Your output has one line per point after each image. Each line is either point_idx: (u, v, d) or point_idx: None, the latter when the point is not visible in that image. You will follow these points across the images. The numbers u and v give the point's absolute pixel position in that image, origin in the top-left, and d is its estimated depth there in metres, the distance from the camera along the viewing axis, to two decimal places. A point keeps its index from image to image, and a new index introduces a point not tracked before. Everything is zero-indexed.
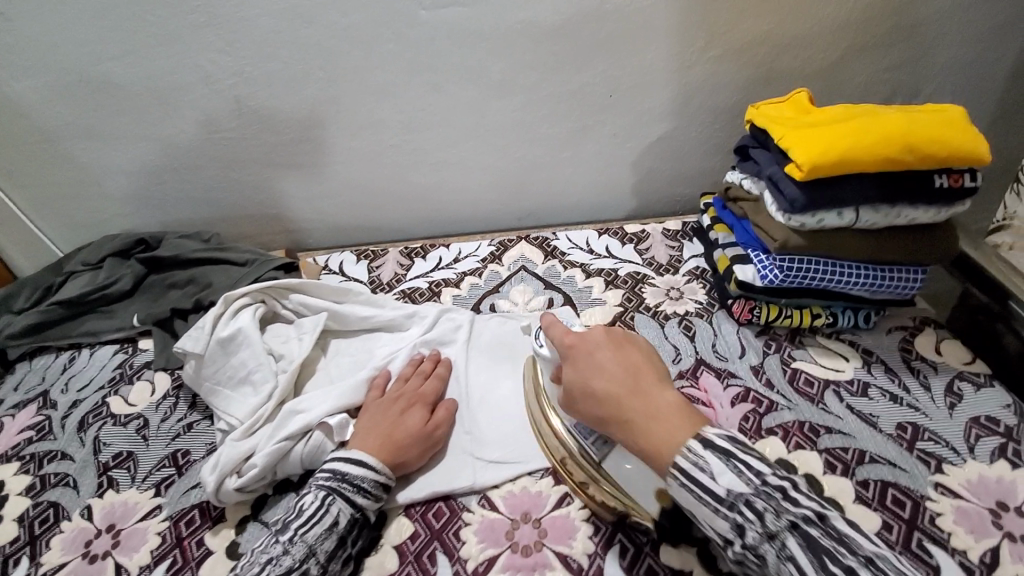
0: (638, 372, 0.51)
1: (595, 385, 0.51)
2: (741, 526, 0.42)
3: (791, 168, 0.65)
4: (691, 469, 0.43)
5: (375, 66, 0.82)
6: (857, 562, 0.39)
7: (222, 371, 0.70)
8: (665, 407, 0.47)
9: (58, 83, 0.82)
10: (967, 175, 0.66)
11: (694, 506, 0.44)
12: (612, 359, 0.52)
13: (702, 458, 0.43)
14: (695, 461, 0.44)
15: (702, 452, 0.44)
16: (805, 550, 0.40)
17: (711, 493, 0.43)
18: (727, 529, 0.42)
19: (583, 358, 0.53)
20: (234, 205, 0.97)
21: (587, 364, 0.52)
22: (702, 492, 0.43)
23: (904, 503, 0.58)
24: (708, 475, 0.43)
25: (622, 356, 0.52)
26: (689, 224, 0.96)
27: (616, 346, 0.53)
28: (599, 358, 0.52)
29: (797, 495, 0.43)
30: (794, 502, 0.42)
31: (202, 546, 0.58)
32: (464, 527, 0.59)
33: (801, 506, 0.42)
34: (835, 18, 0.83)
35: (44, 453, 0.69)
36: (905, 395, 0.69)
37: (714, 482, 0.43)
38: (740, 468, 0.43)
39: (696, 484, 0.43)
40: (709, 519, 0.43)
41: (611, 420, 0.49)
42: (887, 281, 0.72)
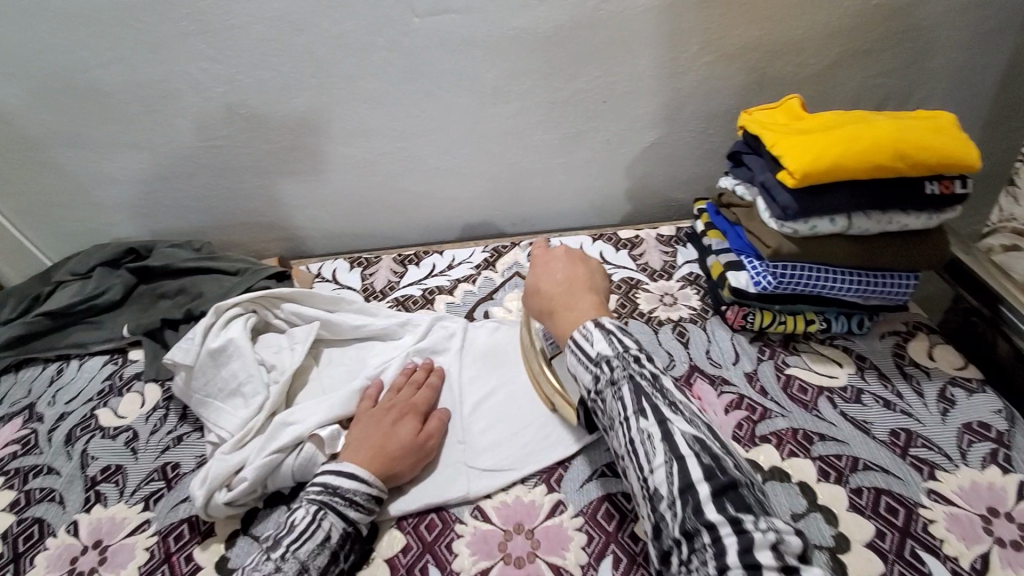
0: (578, 280, 0.62)
1: (540, 284, 0.63)
2: (597, 376, 0.52)
3: (783, 175, 0.65)
4: (579, 338, 0.55)
5: (367, 74, 0.81)
6: (667, 404, 0.48)
7: (212, 383, 0.69)
8: (583, 305, 0.59)
9: (45, 91, 0.81)
10: (958, 181, 0.66)
11: (574, 364, 0.55)
12: (561, 268, 0.64)
13: (590, 331, 0.55)
14: (584, 333, 0.55)
15: (591, 327, 0.55)
16: (634, 394, 0.49)
17: (585, 353, 0.54)
18: (591, 380, 0.53)
19: (541, 265, 0.65)
20: (225, 213, 0.96)
21: (541, 268, 0.65)
22: (581, 354, 0.54)
23: (897, 511, 0.58)
24: (588, 342, 0.54)
25: (570, 267, 0.64)
26: (683, 229, 0.96)
27: (570, 260, 0.65)
28: (553, 265, 0.64)
29: (648, 362, 0.51)
30: (642, 364, 0.51)
31: (190, 561, 0.58)
32: (456, 540, 0.59)
33: (645, 367, 0.51)
34: (828, 24, 0.83)
35: (30, 467, 0.68)
36: (898, 401, 0.69)
37: (590, 346, 0.53)
38: (612, 337, 0.53)
39: (578, 347, 0.55)
40: (579, 371, 0.54)
41: (544, 312, 0.62)
42: (880, 286, 0.72)
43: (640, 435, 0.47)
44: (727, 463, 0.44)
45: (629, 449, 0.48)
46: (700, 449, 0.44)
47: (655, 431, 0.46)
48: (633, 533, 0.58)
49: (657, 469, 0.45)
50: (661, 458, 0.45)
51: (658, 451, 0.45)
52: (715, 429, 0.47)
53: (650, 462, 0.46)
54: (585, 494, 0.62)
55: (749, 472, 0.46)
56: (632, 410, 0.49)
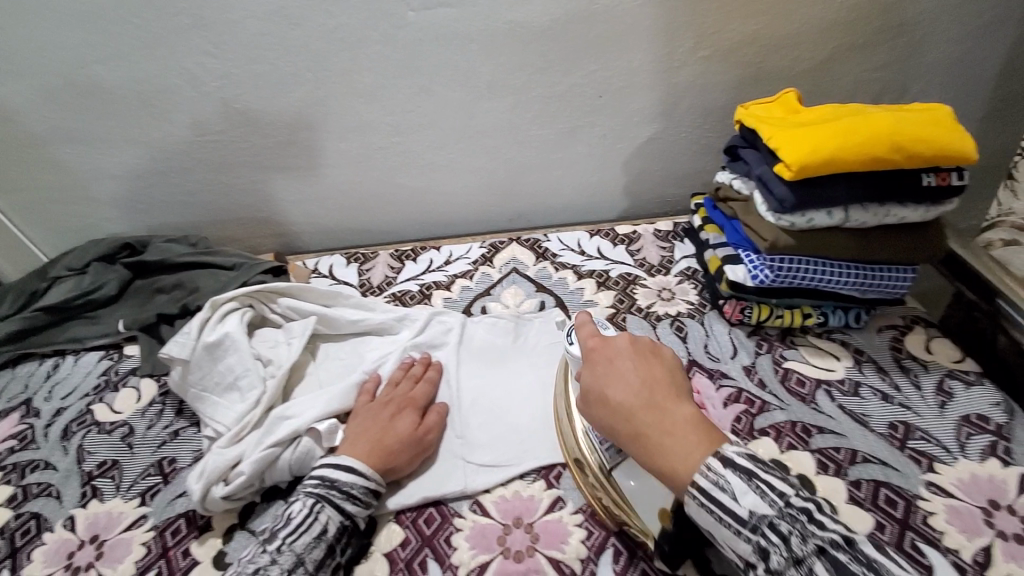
0: (657, 383, 0.50)
1: (612, 394, 0.50)
2: (764, 548, 0.41)
3: (780, 168, 0.65)
4: (711, 489, 0.43)
5: (364, 68, 0.81)
6: None
7: (208, 377, 0.68)
8: (682, 424, 0.47)
9: (40, 86, 0.80)
10: (954, 173, 0.66)
11: (712, 526, 0.43)
12: (634, 369, 0.51)
13: (721, 476, 0.43)
14: (715, 481, 0.43)
15: (723, 472, 0.43)
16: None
17: (731, 513, 0.42)
18: (750, 551, 0.41)
19: (604, 365, 0.52)
20: (222, 209, 0.96)
21: (607, 372, 0.51)
22: (722, 512, 0.42)
23: (896, 503, 0.58)
24: (729, 495, 0.42)
25: (644, 366, 0.51)
26: (681, 224, 0.96)
27: (638, 355, 0.52)
28: (621, 365, 0.51)
29: (822, 519, 0.41)
30: (820, 525, 0.41)
31: (188, 556, 0.57)
32: (455, 534, 0.58)
33: (826, 529, 0.41)
34: (823, 19, 0.83)
35: (27, 463, 0.68)
36: (896, 394, 0.69)
37: (735, 502, 0.42)
38: (762, 489, 0.42)
39: (716, 504, 0.42)
40: (727, 538, 0.42)
41: (625, 433, 0.48)
42: (877, 280, 0.72)
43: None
44: None
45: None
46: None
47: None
48: None
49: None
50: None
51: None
52: None
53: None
54: None
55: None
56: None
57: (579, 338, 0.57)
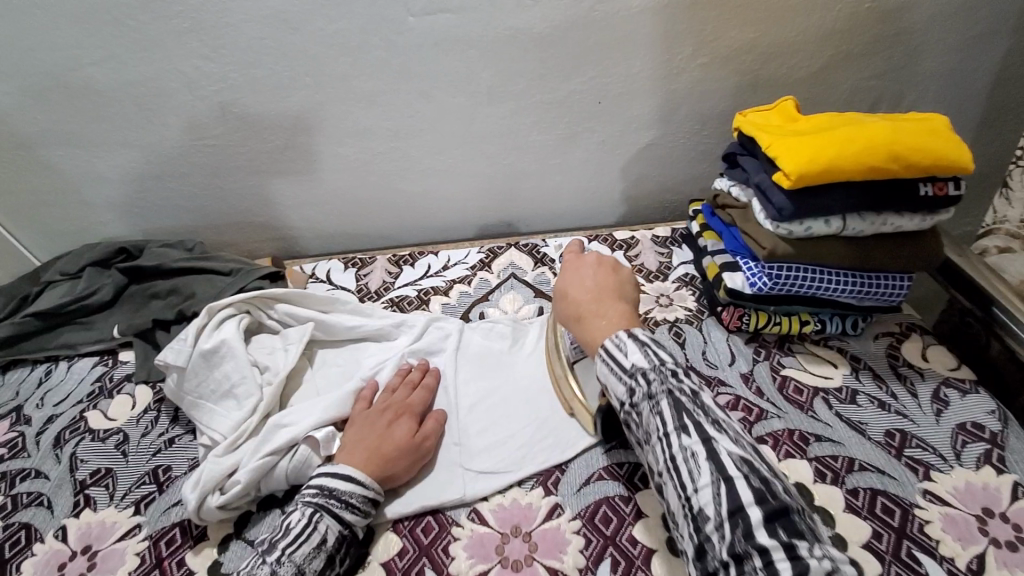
0: (607, 287, 0.60)
1: (570, 291, 0.60)
2: (632, 389, 0.49)
3: (779, 177, 0.65)
4: (612, 349, 0.52)
5: (362, 73, 0.81)
6: (710, 420, 0.46)
7: (204, 385, 0.68)
8: (613, 313, 0.56)
9: (34, 89, 0.80)
10: (951, 183, 0.66)
11: (605, 374, 0.52)
12: (592, 275, 0.61)
13: (623, 341, 0.52)
14: (616, 344, 0.52)
15: (625, 338, 0.52)
16: (674, 410, 0.47)
17: (618, 364, 0.51)
18: (623, 392, 0.50)
19: (570, 270, 0.63)
20: (218, 213, 0.95)
21: (571, 274, 0.62)
22: (613, 364, 0.51)
23: (893, 511, 0.59)
24: (622, 353, 0.51)
25: (601, 274, 0.61)
26: (678, 230, 0.96)
27: (601, 266, 0.63)
28: (582, 270, 0.62)
29: (687, 377, 0.49)
30: (681, 378, 0.49)
31: (182, 566, 0.57)
32: (453, 543, 0.58)
33: (684, 381, 0.49)
34: (821, 28, 0.84)
35: (18, 472, 0.67)
36: (893, 402, 0.69)
37: (624, 357, 0.50)
38: (647, 348, 0.50)
39: (611, 357, 0.52)
40: (611, 382, 0.51)
41: (572, 318, 0.59)
42: (875, 288, 0.72)
43: (680, 453, 0.45)
44: (776, 488, 0.42)
45: (669, 468, 0.46)
46: (749, 471, 0.43)
47: (701, 450, 0.44)
48: (631, 536, 0.58)
49: (703, 490, 0.43)
50: (708, 479, 0.43)
51: (704, 471, 0.43)
52: (759, 451, 0.46)
53: (694, 483, 0.44)
54: (583, 497, 0.61)
55: (795, 495, 0.44)
56: (672, 427, 0.46)
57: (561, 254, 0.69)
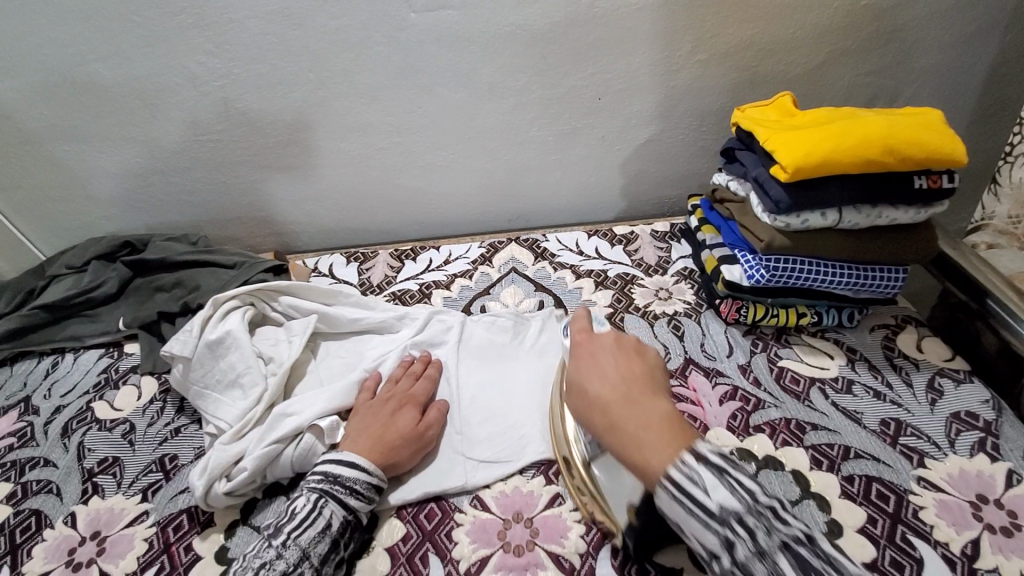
0: (637, 381, 0.50)
1: (590, 386, 0.50)
2: (731, 541, 0.40)
3: (777, 170, 0.66)
4: (684, 482, 0.42)
5: (365, 69, 0.82)
6: None
7: (210, 375, 0.69)
8: (657, 419, 0.46)
9: (40, 85, 0.81)
10: (945, 176, 0.68)
11: (681, 520, 0.42)
12: (615, 364, 0.51)
13: (694, 470, 0.42)
14: (687, 475, 0.42)
15: (696, 466, 0.42)
16: (798, 571, 0.38)
17: (701, 506, 0.41)
18: (716, 544, 0.40)
19: (587, 359, 0.53)
20: (222, 208, 0.96)
21: (587, 363, 0.52)
22: (693, 505, 0.41)
23: (888, 498, 0.60)
24: (701, 489, 0.41)
25: (626, 362, 0.51)
26: (677, 225, 0.97)
27: (622, 351, 0.53)
28: (603, 361, 0.52)
29: (786, 516, 0.41)
30: (785, 521, 0.41)
31: (190, 551, 0.58)
32: (456, 528, 0.59)
33: (790, 525, 0.41)
34: (818, 25, 0.85)
35: (26, 460, 0.68)
36: (888, 392, 0.70)
37: (706, 497, 0.41)
38: (732, 482, 0.41)
39: (687, 495, 0.41)
40: (694, 531, 0.41)
41: (603, 426, 0.48)
42: (871, 280, 0.73)
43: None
44: None
45: None
46: None
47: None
48: None
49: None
50: None
51: None
52: None
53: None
54: None
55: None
56: None
57: (571, 332, 0.58)
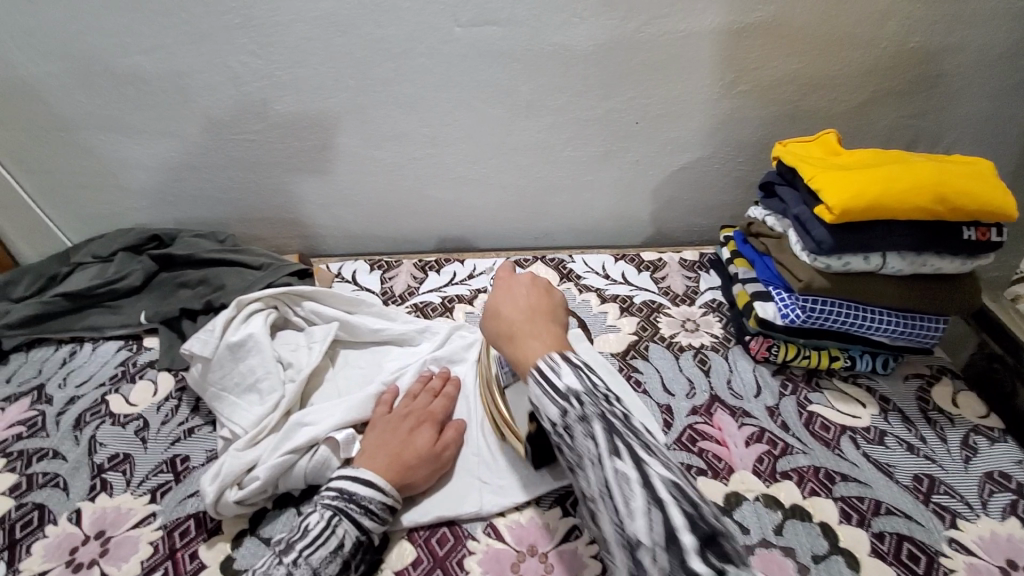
0: (539, 310, 0.55)
1: (501, 309, 0.56)
2: (565, 411, 0.43)
3: (821, 210, 0.64)
4: (546, 369, 0.46)
5: (406, 79, 0.82)
6: (641, 443, 0.40)
7: (228, 377, 0.68)
8: (546, 333, 0.52)
9: (81, 75, 0.81)
10: (995, 230, 0.65)
11: (537, 398, 0.45)
12: (525, 295, 0.57)
13: (558, 362, 0.46)
14: (552, 364, 0.46)
15: (559, 360, 0.46)
16: (606, 433, 0.40)
17: (552, 385, 0.44)
18: (555, 416, 0.43)
19: (504, 289, 0.59)
20: (250, 208, 0.97)
21: (503, 292, 0.58)
22: (546, 386, 0.45)
23: (919, 559, 0.57)
24: (555, 372, 0.45)
25: (535, 294, 0.57)
26: (707, 256, 0.96)
27: (535, 288, 0.59)
28: (516, 292, 0.58)
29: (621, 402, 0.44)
30: (615, 404, 0.44)
31: (195, 559, 0.56)
32: (467, 556, 0.57)
33: (619, 406, 0.43)
34: (864, 64, 0.83)
35: (35, 451, 0.67)
36: (921, 446, 0.68)
37: (558, 378, 0.44)
38: (582, 371, 0.45)
39: (544, 378, 0.45)
40: (542, 405, 0.45)
41: (501, 337, 0.54)
42: (913, 328, 0.71)
43: (613, 477, 0.38)
44: (706, 511, 0.36)
45: (602, 494, 0.39)
46: (680, 493, 0.36)
47: (633, 477, 0.38)
48: None
49: (638, 517, 0.36)
50: (641, 502, 0.36)
51: (637, 494, 0.37)
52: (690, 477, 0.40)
53: (628, 508, 0.37)
54: None
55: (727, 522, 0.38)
56: (603, 448, 0.40)
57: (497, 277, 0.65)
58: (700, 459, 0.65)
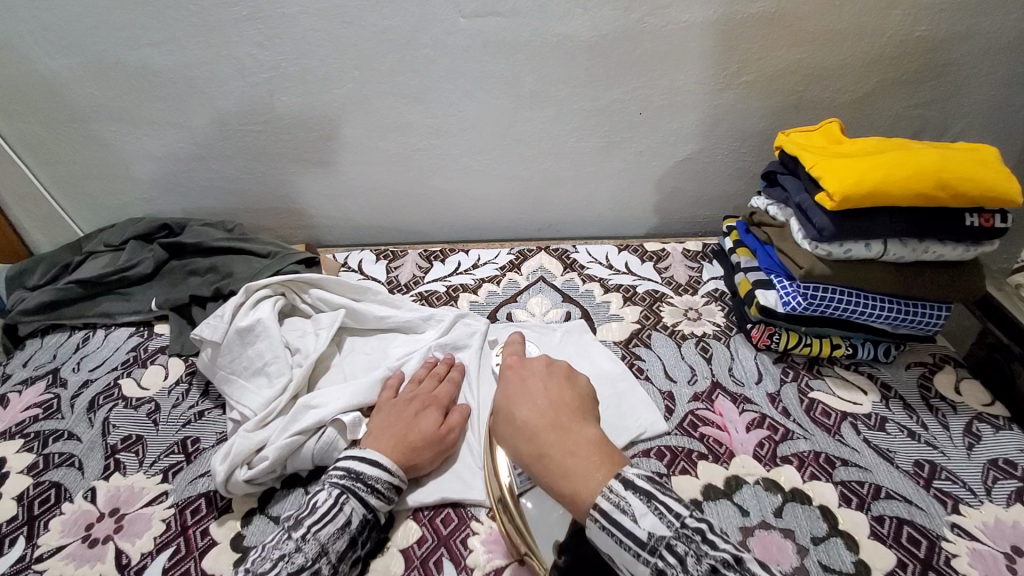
0: (564, 408, 0.53)
1: (519, 413, 0.53)
2: (661, 570, 0.39)
3: (823, 198, 0.65)
4: (609, 509, 0.42)
5: (411, 70, 0.83)
6: None
7: (238, 361, 0.69)
8: (581, 442, 0.48)
9: (93, 66, 0.83)
10: (997, 216, 0.65)
11: (613, 549, 0.42)
12: (543, 391, 0.55)
13: (623, 496, 0.43)
14: (616, 502, 0.42)
15: (624, 493, 0.43)
16: None
17: (630, 535, 0.41)
18: (647, 575, 0.40)
19: (518, 389, 0.56)
20: (258, 199, 0.98)
21: (517, 389, 0.56)
22: (623, 534, 0.41)
23: (919, 542, 0.57)
24: (629, 517, 0.41)
25: (553, 391, 0.55)
26: (709, 246, 0.97)
27: (552, 382, 0.56)
28: (534, 392, 0.55)
29: (717, 538, 0.40)
30: (714, 545, 0.39)
31: (206, 536, 0.58)
32: (471, 536, 0.59)
33: (718, 548, 0.39)
34: (867, 54, 0.83)
35: (50, 432, 0.69)
36: (923, 432, 0.68)
37: (634, 524, 0.41)
38: (659, 510, 0.42)
39: (613, 522, 0.42)
40: (625, 558, 0.41)
41: (529, 454, 0.50)
42: (915, 316, 0.71)
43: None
44: None
45: None
46: None
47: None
48: None
49: None
50: None
51: None
52: None
53: None
54: None
55: None
56: None
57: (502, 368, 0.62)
58: (701, 444, 0.66)
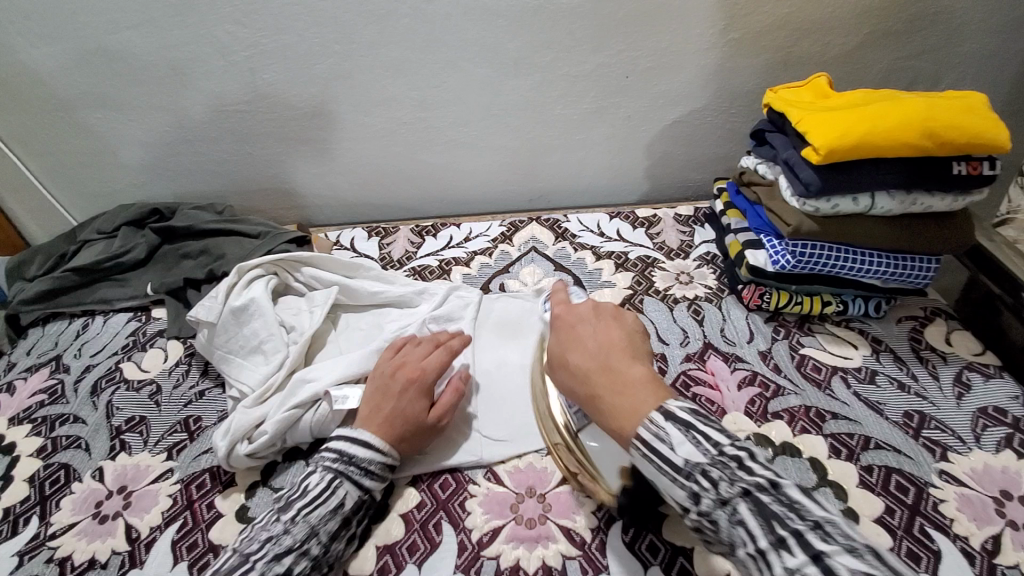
0: (614, 347, 0.50)
1: (569, 357, 0.51)
2: (696, 493, 0.41)
3: (808, 152, 0.64)
4: (652, 440, 0.43)
5: (392, 42, 0.81)
6: (807, 526, 0.37)
7: (234, 340, 0.70)
8: (631, 381, 0.47)
9: (73, 53, 0.82)
10: (986, 163, 0.65)
11: (653, 475, 0.43)
12: (592, 333, 0.52)
13: (662, 427, 0.43)
14: (656, 433, 0.43)
15: (664, 424, 0.43)
16: (756, 516, 0.38)
17: (668, 461, 0.42)
18: (684, 498, 0.42)
19: (565, 327, 0.54)
20: (247, 180, 0.98)
21: (567, 336, 0.53)
22: (661, 462, 0.42)
23: (907, 489, 0.58)
24: (667, 445, 0.42)
25: (602, 331, 0.52)
26: (701, 210, 0.96)
27: (602, 321, 0.53)
28: (582, 331, 0.52)
29: (755, 465, 0.41)
30: (750, 471, 0.40)
31: (212, 509, 0.60)
32: (469, 499, 0.60)
33: (755, 473, 0.40)
34: (857, 4, 0.81)
35: (56, 416, 0.70)
36: (912, 384, 0.69)
37: (672, 451, 0.42)
38: (696, 437, 0.42)
39: (653, 450, 0.43)
40: (665, 487, 0.43)
41: (579, 393, 0.50)
42: (904, 269, 0.71)
43: None
44: None
45: None
46: None
47: (814, 573, 0.34)
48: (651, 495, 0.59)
49: None
50: None
51: None
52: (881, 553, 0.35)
53: None
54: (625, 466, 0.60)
55: None
56: (764, 540, 0.37)
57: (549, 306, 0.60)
58: (693, 403, 0.67)
